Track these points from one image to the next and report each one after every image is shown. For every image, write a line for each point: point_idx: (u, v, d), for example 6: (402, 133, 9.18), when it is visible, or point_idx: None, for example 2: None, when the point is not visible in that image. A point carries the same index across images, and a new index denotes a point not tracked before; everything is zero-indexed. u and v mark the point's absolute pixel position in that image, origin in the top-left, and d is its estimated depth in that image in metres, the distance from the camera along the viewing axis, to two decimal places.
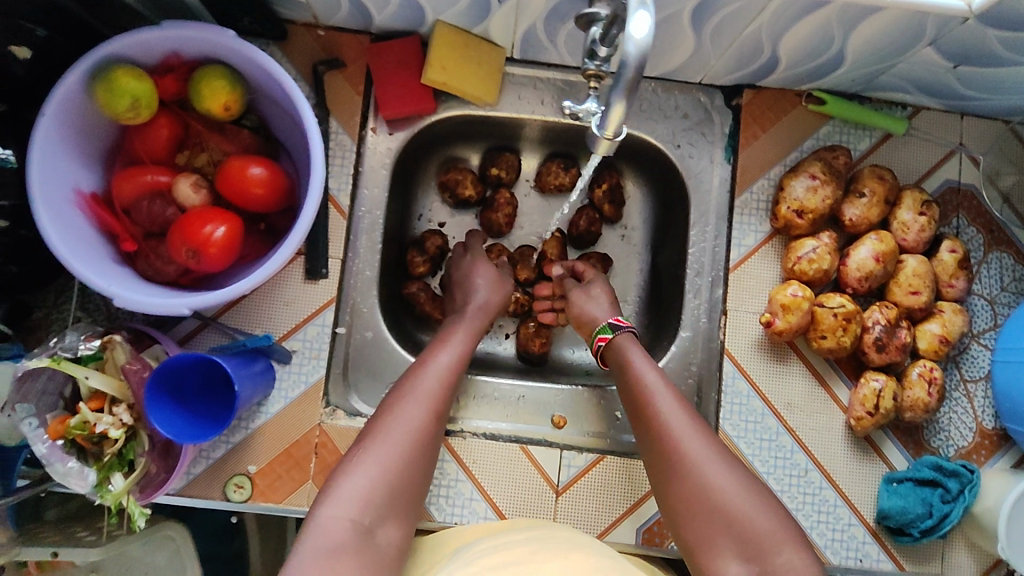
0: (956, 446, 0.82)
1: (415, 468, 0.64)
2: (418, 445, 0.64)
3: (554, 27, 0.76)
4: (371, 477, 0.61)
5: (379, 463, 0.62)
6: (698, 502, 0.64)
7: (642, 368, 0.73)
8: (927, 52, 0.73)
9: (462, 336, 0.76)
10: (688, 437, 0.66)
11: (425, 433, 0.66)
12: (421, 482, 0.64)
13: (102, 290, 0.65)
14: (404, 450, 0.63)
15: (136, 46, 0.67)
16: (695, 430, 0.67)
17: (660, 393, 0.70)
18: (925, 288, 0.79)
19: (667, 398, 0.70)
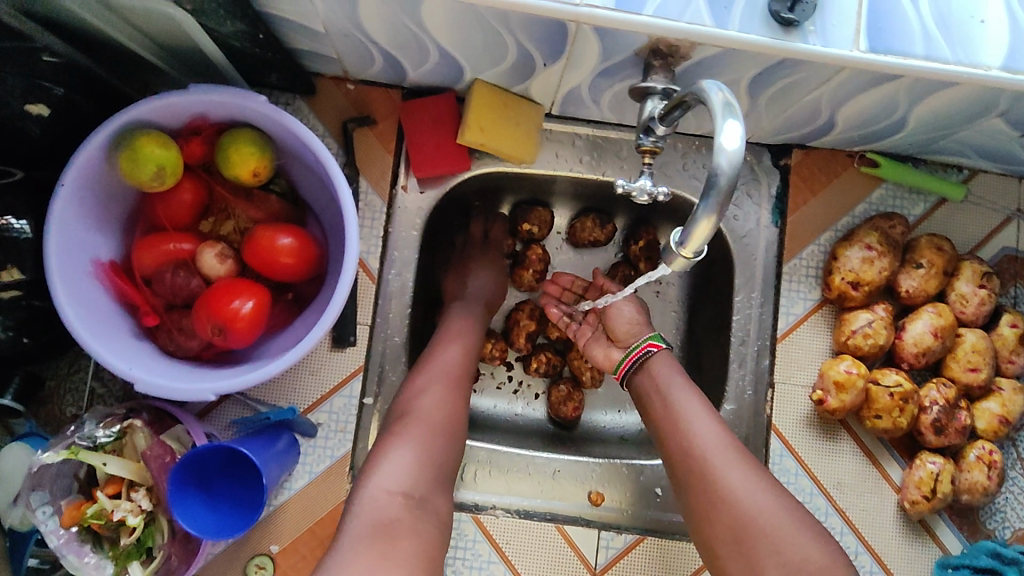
0: (1014, 528, 0.78)
1: (445, 451, 0.65)
2: (444, 428, 0.66)
3: (599, 88, 0.72)
4: (409, 453, 0.63)
5: (414, 443, 0.63)
6: (739, 530, 0.62)
7: (679, 390, 0.71)
8: (994, 122, 0.69)
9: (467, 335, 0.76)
10: (728, 465, 0.65)
11: (448, 417, 0.67)
12: (449, 459, 0.65)
13: (122, 372, 0.61)
14: (433, 432, 0.65)
15: (162, 111, 0.63)
16: (736, 457, 0.65)
17: (696, 414, 0.69)
18: (985, 365, 0.75)
19: (707, 422, 0.68)
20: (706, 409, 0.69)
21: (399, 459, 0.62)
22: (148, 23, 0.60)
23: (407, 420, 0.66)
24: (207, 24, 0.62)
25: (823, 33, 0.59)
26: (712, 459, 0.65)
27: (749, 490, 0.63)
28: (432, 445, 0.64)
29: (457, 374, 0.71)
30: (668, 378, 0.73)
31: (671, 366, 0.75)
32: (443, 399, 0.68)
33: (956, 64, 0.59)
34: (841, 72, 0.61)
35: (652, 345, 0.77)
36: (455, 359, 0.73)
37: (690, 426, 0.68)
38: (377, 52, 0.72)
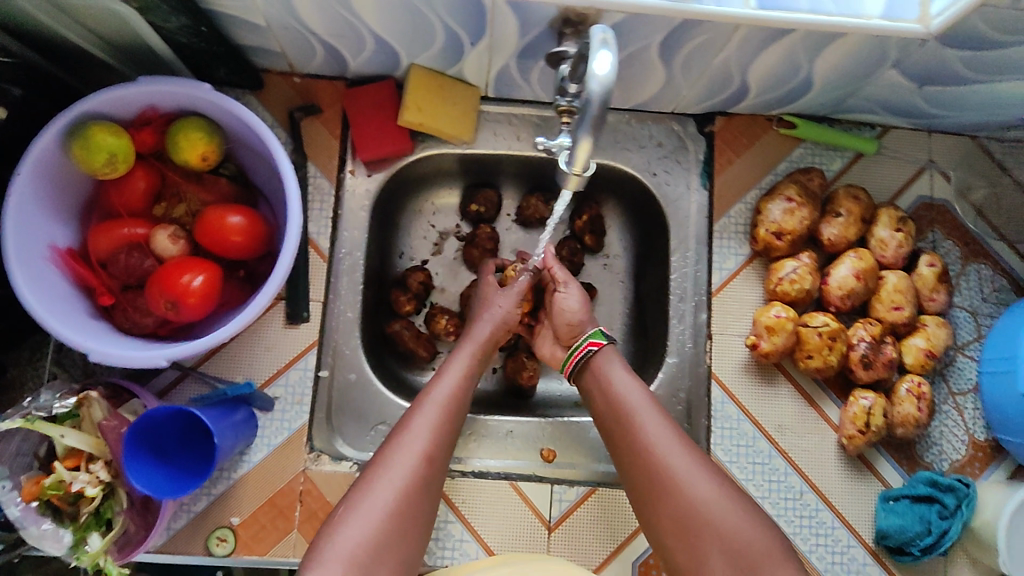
0: (950, 460, 0.82)
1: (428, 479, 0.65)
2: (431, 452, 0.66)
3: (526, 65, 0.77)
4: (392, 487, 0.63)
5: (396, 474, 0.63)
6: (686, 522, 0.64)
7: (627, 389, 0.73)
8: (892, 74, 0.74)
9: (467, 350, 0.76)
10: (674, 457, 0.67)
11: (437, 443, 0.67)
12: (434, 490, 0.66)
13: (78, 346, 0.64)
14: (419, 460, 0.65)
15: (112, 102, 0.67)
16: (681, 449, 0.67)
17: (648, 418, 0.70)
18: (907, 303, 0.79)
19: (655, 416, 0.70)
20: (651, 405, 0.72)
21: (379, 496, 0.62)
22: (94, 19, 0.64)
23: (394, 447, 0.66)
24: (152, 19, 0.65)
25: None
26: (659, 452, 0.67)
27: (694, 479, 0.65)
28: (415, 476, 0.64)
29: (454, 396, 0.71)
30: (616, 377, 0.75)
31: (616, 360, 0.77)
32: (435, 425, 0.68)
33: (839, 16, 0.64)
34: (738, 30, 0.66)
35: (592, 344, 0.77)
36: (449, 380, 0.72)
37: (637, 425, 0.70)
38: (318, 45, 0.76)
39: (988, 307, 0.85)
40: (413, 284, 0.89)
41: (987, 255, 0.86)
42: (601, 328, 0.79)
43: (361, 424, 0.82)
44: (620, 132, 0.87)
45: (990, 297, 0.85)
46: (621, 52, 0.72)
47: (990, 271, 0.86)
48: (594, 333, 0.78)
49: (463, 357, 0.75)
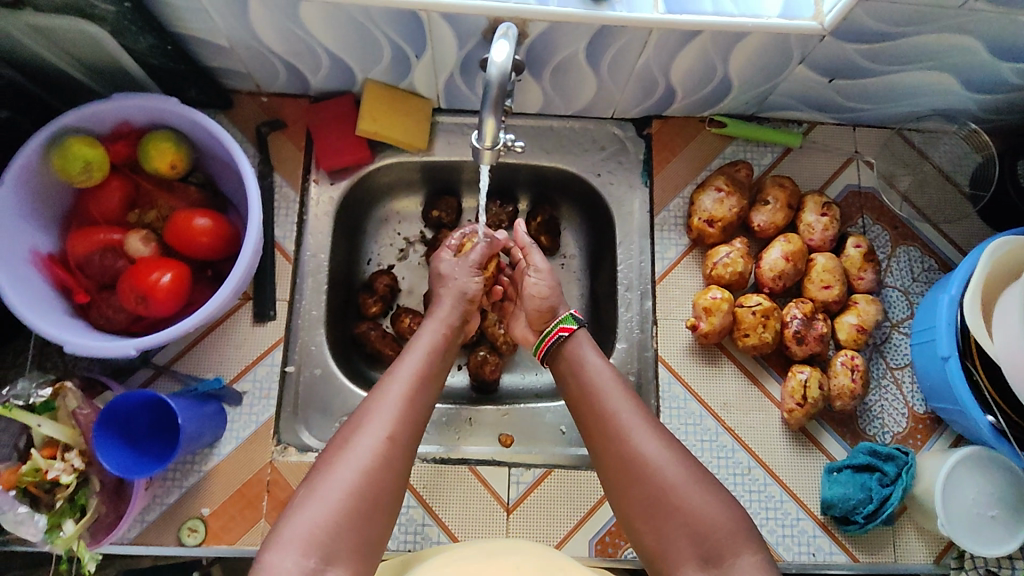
0: (892, 432, 0.85)
1: (396, 460, 0.61)
2: (395, 434, 0.62)
3: (470, 76, 0.84)
4: (354, 467, 0.59)
5: (360, 454, 0.60)
6: (653, 500, 0.63)
7: (597, 371, 0.73)
8: (802, 70, 0.81)
9: (428, 340, 0.74)
10: (642, 435, 0.66)
11: (402, 425, 0.63)
12: (400, 473, 0.62)
13: (53, 337, 0.69)
14: (381, 442, 0.61)
15: (89, 118, 0.74)
16: (649, 427, 0.66)
17: (624, 407, 0.68)
18: (837, 282, 0.84)
19: (626, 404, 0.69)
20: (620, 385, 0.71)
21: (340, 477, 0.59)
22: (74, 43, 0.73)
23: (359, 427, 0.62)
24: (124, 42, 0.73)
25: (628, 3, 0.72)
26: (628, 431, 0.66)
27: (661, 457, 0.64)
28: (380, 458, 0.60)
29: (423, 377, 0.69)
30: (589, 360, 0.74)
31: (589, 344, 0.77)
32: (401, 406, 0.64)
33: (741, 17, 0.72)
34: (652, 33, 0.73)
35: (563, 329, 0.78)
36: (418, 364, 0.70)
37: (606, 405, 0.69)
38: (280, 64, 0.83)
39: (918, 286, 0.90)
40: (379, 286, 0.93)
41: (915, 237, 0.91)
42: (572, 312, 0.80)
43: (326, 416, 0.85)
44: (564, 137, 0.94)
45: (919, 276, 0.90)
46: (552, 59, 0.79)
47: (918, 252, 0.91)
48: (563, 318, 0.79)
49: (431, 334, 0.75)
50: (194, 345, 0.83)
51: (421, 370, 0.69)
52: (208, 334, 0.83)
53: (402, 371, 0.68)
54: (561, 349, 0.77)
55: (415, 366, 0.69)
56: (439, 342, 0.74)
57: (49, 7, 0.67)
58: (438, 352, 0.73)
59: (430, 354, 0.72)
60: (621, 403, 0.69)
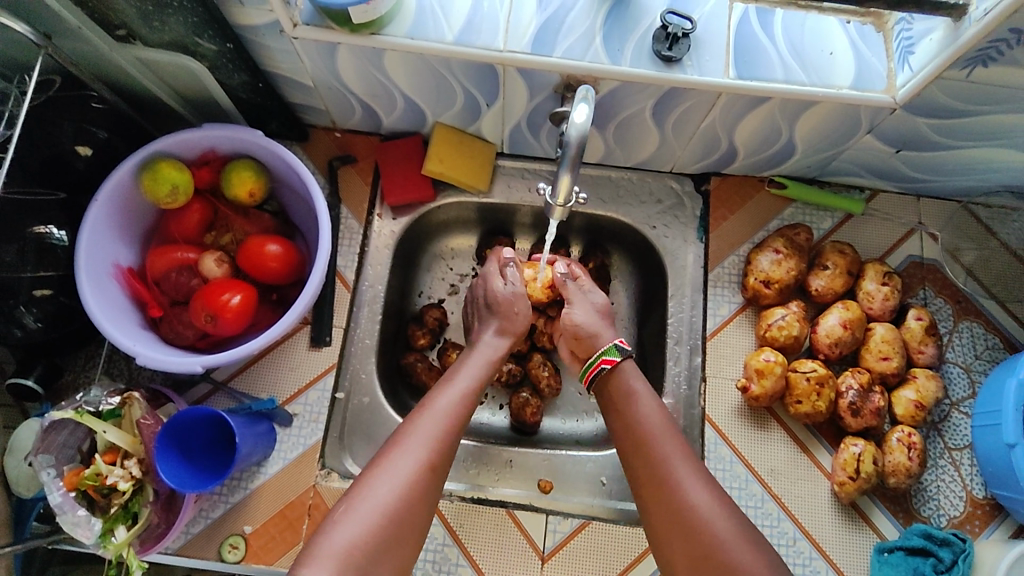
0: (948, 516, 0.82)
1: (426, 487, 0.63)
2: (434, 461, 0.64)
3: (536, 125, 0.87)
4: (391, 486, 0.61)
5: (398, 473, 0.62)
6: (694, 546, 0.61)
7: (647, 408, 0.72)
8: (869, 139, 0.81)
9: (473, 370, 0.75)
10: (688, 481, 0.65)
11: (438, 453, 0.65)
12: (429, 498, 0.63)
13: (127, 348, 0.73)
14: (421, 465, 0.63)
15: (179, 144, 0.79)
16: (693, 471, 0.66)
17: (678, 457, 0.67)
18: (895, 354, 0.83)
19: (676, 450, 0.68)
20: (672, 431, 0.70)
21: (378, 494, 0.60)
22: (174, 75, 0.79)
23: (397, 449, 0.63)
24: (219, 77, 0.80)
25: (698, 65, 0.73)
26: (676, 479, 0.66)
27: (702, 501, 0.64)
28: (416, 480, 0.62)
29: (461, 411, 0.69)
30: (638, 394, 0.74)
31: (637, 375, 0.77)
32: (438, 434, 0.66)
33: (811, 85, 0.72)
34: (721, 96, 0.74)
35: (605, 361, 0.78)
36: (461, 394, 0.71)
37: (653, 446, 0.69)
38: (357, 104, 0.87)
39: (981, 364, 0.87)
40: (429, 320, 0.95)
41: (979, 313, 0.89)
42: (617, 342, 0.79)
43: (369, 445, 0.86)
44: (623, 188, 0.95)
45: (982, 354, 0.87)
46: (618, 115, 0.81)
47: (981, 328, 0.88)
48: (606, 349, 0.79)
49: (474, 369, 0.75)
50: (251, 365, 0.86)
51: (463, 401, 0.70)
52: (266, 356, 0.87)
53: (441, 403, 0.69)
54: (610, 380, 0.77)
55: (457, 397, 0.70)
56: (479, 381, 0.74)
57: (156, 43, 0.73)
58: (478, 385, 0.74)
59: (475, 387, 0.73)
60: (672, 450, 0.68)
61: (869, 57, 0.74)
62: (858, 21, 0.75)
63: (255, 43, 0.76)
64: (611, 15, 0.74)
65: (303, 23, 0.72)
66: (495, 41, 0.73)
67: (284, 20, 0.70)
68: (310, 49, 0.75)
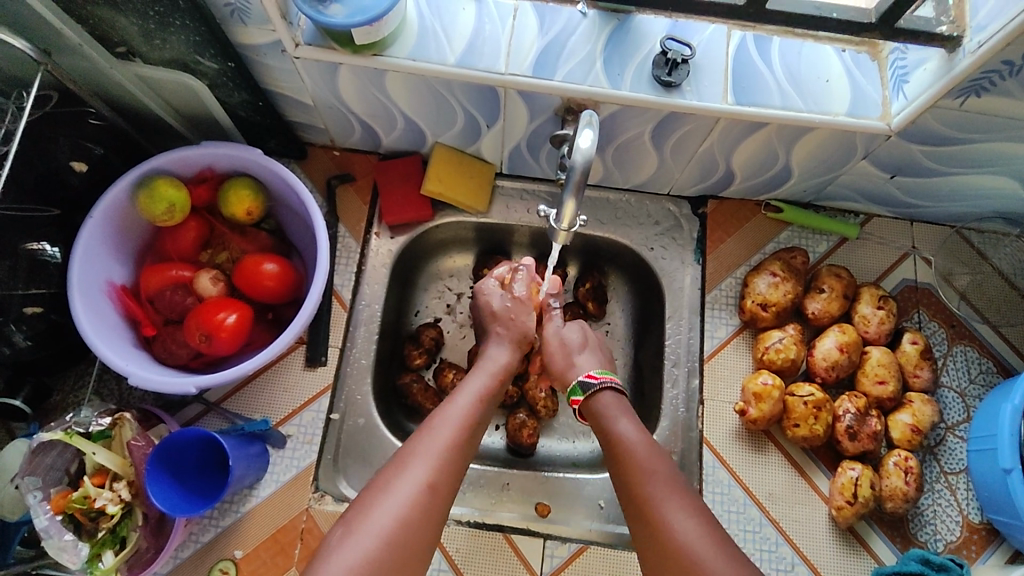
0: (945, 541, 0.82)
1: (431, 511, 0.61)
2: (435, 481, 0.63)
3: (536, 147, 0.87)
4: (391, 511, 0.59)
5: (398, 496, 0.60)
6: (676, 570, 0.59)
7: (632, 442, 0.70)
8: (864, 164, 0.82)
9: (478, 387, 0.74)
10: (675, 517, 0.62)
11: (441, 472, 0.64)
12: (433, 523, 0.61)
13: (120, 368, 0.72)
14: (422, 489, 0.61)
15: (177, 162, 0.78)
16: (683, 511, 0.62)
17: (665, 496, 0.64)
18: (892, 378, 0.83)
19: (660, 484, 0.65)
20: (657, 465, 0.67)
21: (377, 520, 0.58)
22: (173, 93, 0.78)
23: (397, 473, 0.62)
24: (220, 95, 0.80)
25: (698, 91, 0.73)
26: (662, 516, 0.62)
27: (686, 529, 0.60)
28: (417, 503, 0.60)
29: (468, 423, 0.69)
30: (620, 426, 0.72)
31: (617, 409, 0.75)
32: (440, 456, 0.64)
33: (808, 111, 0.73)
34: (719, 121, 0.75)
35: (575, 402, 0.78)
36: (464, 410, 0.70)
37: (641, 482, 0.66)
38: (357, 123, 0.87)
39: (975, 389, 0.88)
40: (425, 339, 0.94)
41: (972, 338, 0.90)
42: (582, 380, 0.78)
43: (365, 467, 0.85)
44: (620, 210, 0.95)
45: (976, 378, 0.88)
46: (617, 138, 0.82)
47: (975, 352, 0.89)
48: (573, 388, 0.78)
49: (478, 380, 0.75)
50: (245, 386, 0.85)
51: (467, 418, 0.69)
52: (260, 376, 0.85)
53: (443, 421, 0.68)
54: (594, 417, 0.75)
55: (460, 412, 0.69)
56: (481, 398, 0.73)
57: (156, 60, 0.73)
58: (485, 402, 0.73)
59: (479, 403, 0.72)
60: (659, 486, 0.65)
61: (865, 84, 0.75)
62: (853, 49, 0.76)
63: (257, 62, 0.75)
64: (612, 40, 0.75)
65: (305, 43, 0.71)
66: (497, 64, 0.73)
67: (286, 40, 0.70)
68: (311, 68, 0.75)
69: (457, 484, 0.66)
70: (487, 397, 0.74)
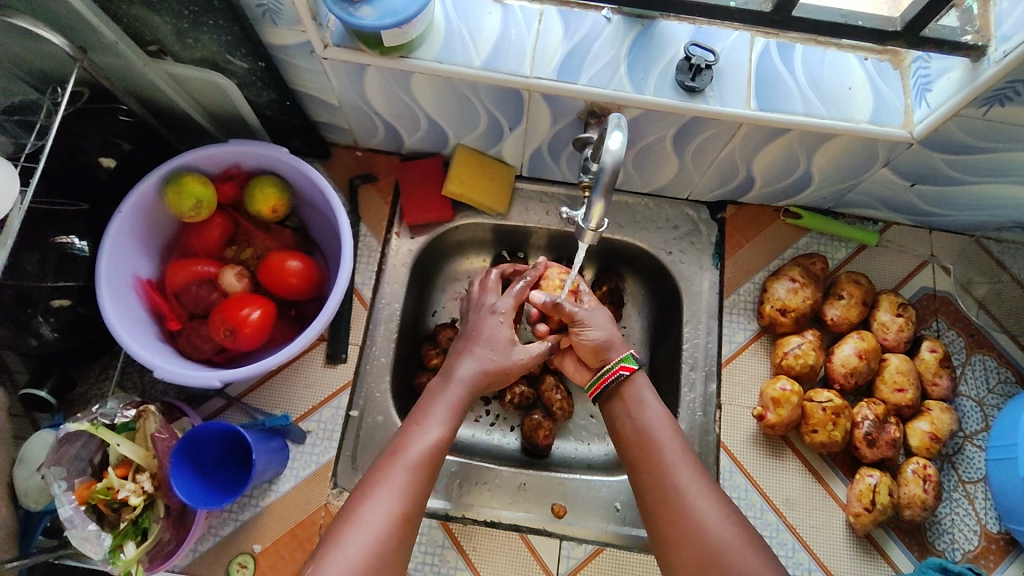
0: (963, 550, 0.81)
1: (399, 541, 0.62)
2: (405, 511, 0.63)
3: (557, 150, 0.88)
4: (361, 545, 0.60)
5: (370, 528, 0.61)
6: (702, 557, 0.62)
7: (653, 412, 0.73)
8: (885, 172, 0.82)
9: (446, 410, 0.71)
10: (692, 487, 0.66)
11: (410, 503, 0.64)
12: (402, 550, 0.62)
13: (146, 361, 0.72)
14: (391, 520, 0.62)
15: (205, 159, 0.80)
16: (701, 482, 0.67)
17: (682, 466, 0.68)
18: (911, 386, 0.83)
19: (677, 453, 0.69)
20: (674, 435, 0.71)
21: (352, 551, 0.59)
22: (202, 91, 0.80)
23: (366, 505, 0.63)
24: (248, 94, 0.81)
25: (721, 96, 0.74)
26: (679, 484, 0.66)
27: (701, 501, 0.65)
28: (387, 533, 0.61)
29: (433, 453, 0.68)
30: (645, 396, 0.74)
31: (645, 384, 0.76)
32: (410, 486, 0.65)
33: (831, 118, 0.73)
34: (741, 127, 0.76)
35: (623, 369, 0.75)
36: (433, 440, 0.68)
37: (659, 450, 0.69)
38: (381, 124, 0.88)
39: (994, 398, 0.87)
40: (443, 339, 0.94)
41: (991, 347, 0.90)
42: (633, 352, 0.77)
43: None
44: (639, 213, 0.96)
45: (995, 387, 0.88)
46: (639, 142, 0.83)
47: (994, 362, 0.89)
48: (624, 357, 0.76)
49: (450, 406, 0.72)
50: (265, 381, 0.86)
51: (433, 448, 0.68)
52: (280, 372, 0.86)
53: (411, 451, 0.67)
54: (615, 388, 0.76)
55: (428, 442, 0.68)
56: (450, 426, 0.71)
57: (188, 59, 0.74)
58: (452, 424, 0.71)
59: (449, 430, 0.70)
60: (677, 456, 0.69)
61: (887, 93, 0.75)
62: (875, 58, 0.77)
63: (285, 63, 0.77)
64: (637, 45, 0.75)
65: (334, 44, 0.72)
66: (522, 67, 0.74)
67: (316, 40, 0.71)
68: (339, 69, 0.76)
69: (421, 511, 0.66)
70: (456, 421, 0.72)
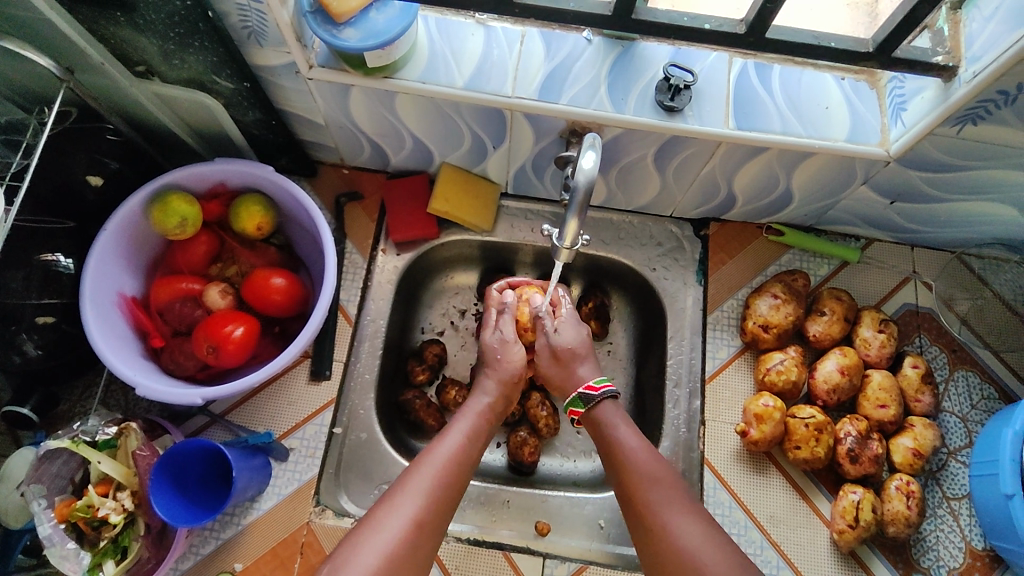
0: (948, 567, 0.81)
1: (419, 547, 0.61)
2: (423, 519, 0.62)
3: (541, 169, 0.89)
4: (378, 550, 0.59)
5: (386, 535, 0.60)
6: None
7: (633, 450, 0.71)
8: (864, 189, 0.83)
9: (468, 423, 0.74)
10: (677, 522, 0.64)
11: (429, 508, 0.63)
12: (421, 560, 0.61)
13: (127, 378, 0.72)
14: (409, 525, 0.61)
15: (190, 177, 0.80)
16: (685, 516, 0.64)
17: (669, 506, 0.66)
18: (893, 402, 0.83)
19: (661, 490, 0.67)
20: (658, 471, 0.69)
21: (364, 558, 0.58)
22: (189, 111, 0.81)
23: (387, 509, 0.62)
24: (234, 114, 0.82)
25: (700, 116, 0.75)
26: (663, 525, 0.64)
27: (687, 534, 0.63)
28: (405, 541, 0.60)
29: (456, 459, 0.69)
30: (619, 432, 0.74)
31: (617, 419, 0.75)
32: (430, 493, 0.64)
33: (809, 137, 0.74)
34: (721, 145, 0.77)
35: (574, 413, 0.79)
36: (454, 447, 0.70)
37: (645, 487, 0.68)
38: (366, 142, 0.89)
39: (977, 414, 0.88)
40: (429, 356, 0.94)
41: (974, 363, 0.90)
42: (582, 393, 0.78)
43: (366, 482, 0.84)
44: (624, 231, 0.97)
45: (978, 404, 0.88)
46: (619, 161, 0.84)
47: (977, 378, 0.89)
48: (572, 400, 0.79)
49: (471, 419, 0.75)
50: (249, 398, 0.86)
51: (456, 454, 0.69)
52: (265, 389, 0.87)
53: (433, 457, 0.68)
54: (595, 428, 0.76)
55: (450, 449, 0.69)
56: (469, 434, 0.72)
57: (174, 79, 0.75)
58: (473, 436, 0.73)
59: (468, 438, 0.72)
60: (660, 492, 0.67)
61: (864, 113, 0.76)
62: (852, 78, 0.78)
63: (271, 83, 0.78)
64: (617, 65, 0.77)
65: (319, 65, 0.74)
66: (504, 88, 0.75)
67: (300, 61, 0.72)
68: (324, 89, 0.77)
69: (442, 527, 0.65)
70: (473, 434, 0.73)
